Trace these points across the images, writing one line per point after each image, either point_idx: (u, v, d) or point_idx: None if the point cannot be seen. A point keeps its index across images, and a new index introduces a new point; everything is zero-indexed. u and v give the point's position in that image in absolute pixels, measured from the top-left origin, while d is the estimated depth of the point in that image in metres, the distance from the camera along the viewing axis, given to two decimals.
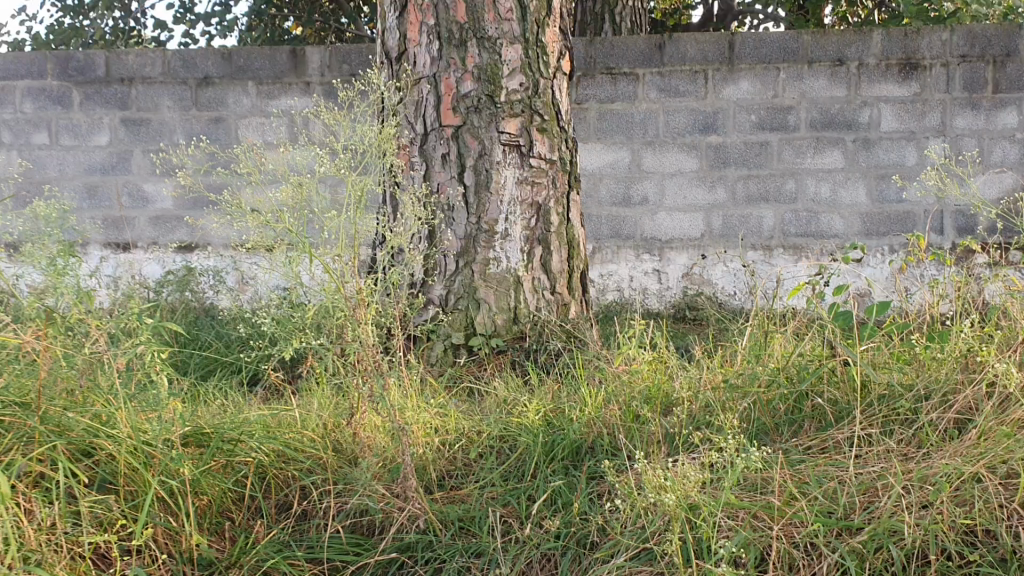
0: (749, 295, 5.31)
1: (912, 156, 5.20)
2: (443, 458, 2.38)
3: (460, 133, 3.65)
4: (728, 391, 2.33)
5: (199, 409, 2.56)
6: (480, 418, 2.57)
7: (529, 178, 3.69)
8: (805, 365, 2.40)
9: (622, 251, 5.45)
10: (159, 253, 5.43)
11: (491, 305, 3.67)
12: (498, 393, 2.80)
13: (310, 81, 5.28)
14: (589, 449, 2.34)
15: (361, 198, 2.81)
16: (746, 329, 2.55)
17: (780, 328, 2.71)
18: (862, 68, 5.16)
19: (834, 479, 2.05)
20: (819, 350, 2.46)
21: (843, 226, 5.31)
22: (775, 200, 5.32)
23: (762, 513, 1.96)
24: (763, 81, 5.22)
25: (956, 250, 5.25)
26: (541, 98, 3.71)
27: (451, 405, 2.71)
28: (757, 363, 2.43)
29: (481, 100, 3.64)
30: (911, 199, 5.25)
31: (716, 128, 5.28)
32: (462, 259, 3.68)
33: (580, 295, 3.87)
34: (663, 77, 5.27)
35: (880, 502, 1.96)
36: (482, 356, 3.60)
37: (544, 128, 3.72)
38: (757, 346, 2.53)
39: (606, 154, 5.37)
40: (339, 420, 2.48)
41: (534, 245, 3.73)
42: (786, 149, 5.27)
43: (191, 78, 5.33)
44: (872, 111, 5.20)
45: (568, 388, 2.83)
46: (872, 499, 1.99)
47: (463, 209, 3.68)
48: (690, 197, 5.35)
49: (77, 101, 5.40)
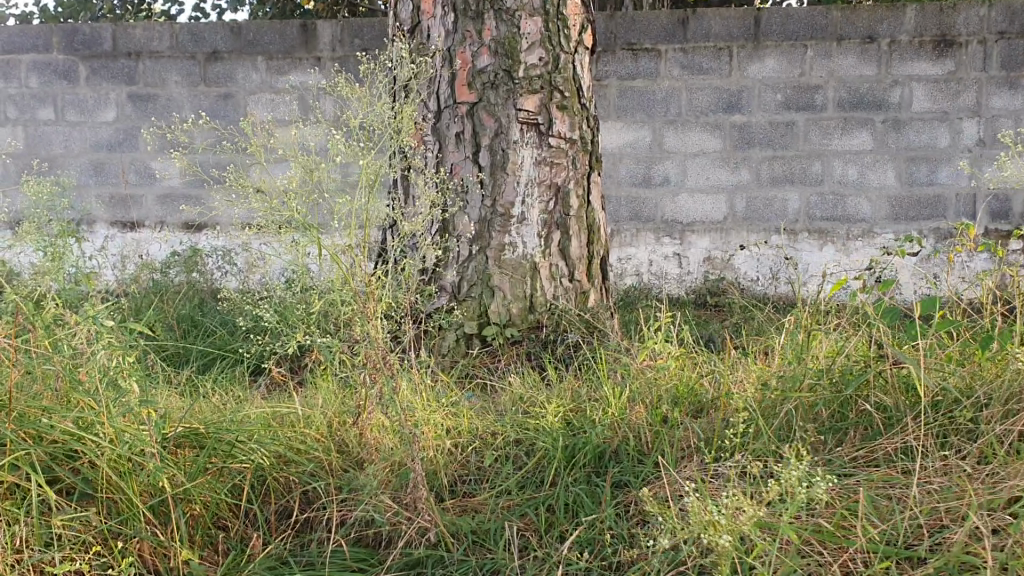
0: (773, 280, 5.11)
1: (945, 137, 4.98)
2: (454, 461, 2.21)
3: (476, 110, 3.46)
4: (767, 394, 2.15)
5: (198, 405, 2.40)
6: (495, 418, 2.39)
7: (548, 159, 3.50)
8: (850, 367, 2.21)
9: (642, 233, 5.24)
10: (166, 233, 5.26)
11: (506, 293, 3.49)
12: (514, 389, 2.62)
13: (321, 56, 5.09)
14: (613, 456, 2.16)
15: (372, 179, 2.62)
16: (787, 325, 2.36)
17: (820, 324, 2.51)
18: (894, 45, 4.93)
19: (889, 499, 1.87)
20: (865, 350, 2.27)
21: (870, 211, 5.09)
22: (801, 182, 5.11)
23: (812, 536, 1.77)
24: (790, 59, 5.00)
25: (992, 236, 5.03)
26: (562, 74, 3.51)
27: (464, 402, 2.53)
28: (796, 363, 2.25)
29: (498, 75, 3.44)
30: (942, 182, 5.02)
31: (740, 107, 5.06)
32: (477, 244, 3.50)
33: (598, 283, 3.67)
34: (686, 54, 5.05)
35: (950, 528, 1.77)
36: (497, 347, 3.43)
37: (564, 106, 3.52)
38: (798, 344, 2.35)
39: (626, 133, 5.17)
40: (345, 418, 2.31)
41: (553, 230, 3.54)
42: (813, 130, 5.05)
43: (199, 52, 5.14)
44: (903, 90, 4.96)
45: (589, 384, 2.66)
46: (939, 523, 1.80)
47: (478, 191, 3.48)
48: (713, 178, 5.14)
49: (83, 75, 5.22)
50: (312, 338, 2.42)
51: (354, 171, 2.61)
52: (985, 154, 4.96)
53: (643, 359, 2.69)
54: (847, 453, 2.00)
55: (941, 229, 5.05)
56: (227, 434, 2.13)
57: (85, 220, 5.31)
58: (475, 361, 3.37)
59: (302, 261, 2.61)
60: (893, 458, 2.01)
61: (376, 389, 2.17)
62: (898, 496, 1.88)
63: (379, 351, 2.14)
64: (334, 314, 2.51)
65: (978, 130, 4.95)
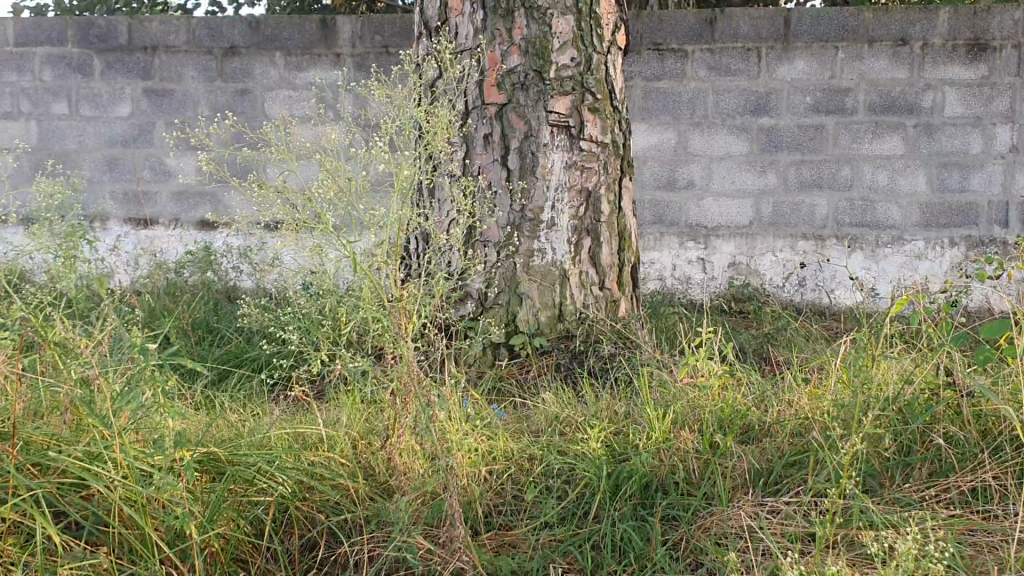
0: (798, 287, 4.98)
1: (978, 143, 4.83)
2: (488, 488, 2.09)
3: (504, 111, 3.32)
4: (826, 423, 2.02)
5: (213, 424, 2.28)
6: (531, 440, 2.27)
7: (578, 163, 3.36)
8: (914, 395, 2.07)
9: (665, 238, 5.09)
10: (181, 231, 5.16)
11: (535, 301, 3.36)
12: (549, 407, 2.49)
13: (341, 53, 4.96)
14: (660, 487, 2.03)
15: (401, 185, 2.50)
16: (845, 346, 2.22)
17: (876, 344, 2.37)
18: (927, 48, 4.78)
19: (975, 547, 1.73)
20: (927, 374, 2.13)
21: (900, 217, 4.92)
22: (829, 187, 4.95)
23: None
24: (820, 61, 4.85)
25: None
26: (594, 74, 3.37)
27: (496, 422, 2.40)
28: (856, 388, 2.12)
29: (528, 76, 3.31)
30: (974, 189, 4.88)
31: (768, 110, 4.92)
32: (504, 249, 3.36)
33: (629, 291, 3.54)
34: (714, 54, 4.90)
35: None
36: (526, 357, 3.28)
37: (596, 108, 3.38)
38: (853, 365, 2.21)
39: (651, 136, 5.02)
40: (371, 439, 2.19)
41: (583, 237, 3.40)
42: (843, 134, 4.90)
43: (216, 48, 5.03)
44: (936, 95, 4.81)
45: (627, 402, 2.52)
46: None
47: (506, 195, 3.35)
48: (739, 182, 5.00)
49: (98, 70, 5.11)
50: (333, 352, 2.29)
51: (381, 174, 2.49)
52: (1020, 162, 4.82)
53: (683, 376, 2.56)
54: (917, 491, 1.86)
55: (972, 238, 4.90)
56: (247, 460, 2.00)
57: (98, 217, 5.19)
58: (502, 371, 3.23)
59: (324, 272, 2.49)
60: (967, 498, 1.87)
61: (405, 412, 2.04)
62: (988, 546, 1.74)
63: (412, 374, 2.01)
64: (358, 326, 2.38)
65: (1012, 136, 4.81)
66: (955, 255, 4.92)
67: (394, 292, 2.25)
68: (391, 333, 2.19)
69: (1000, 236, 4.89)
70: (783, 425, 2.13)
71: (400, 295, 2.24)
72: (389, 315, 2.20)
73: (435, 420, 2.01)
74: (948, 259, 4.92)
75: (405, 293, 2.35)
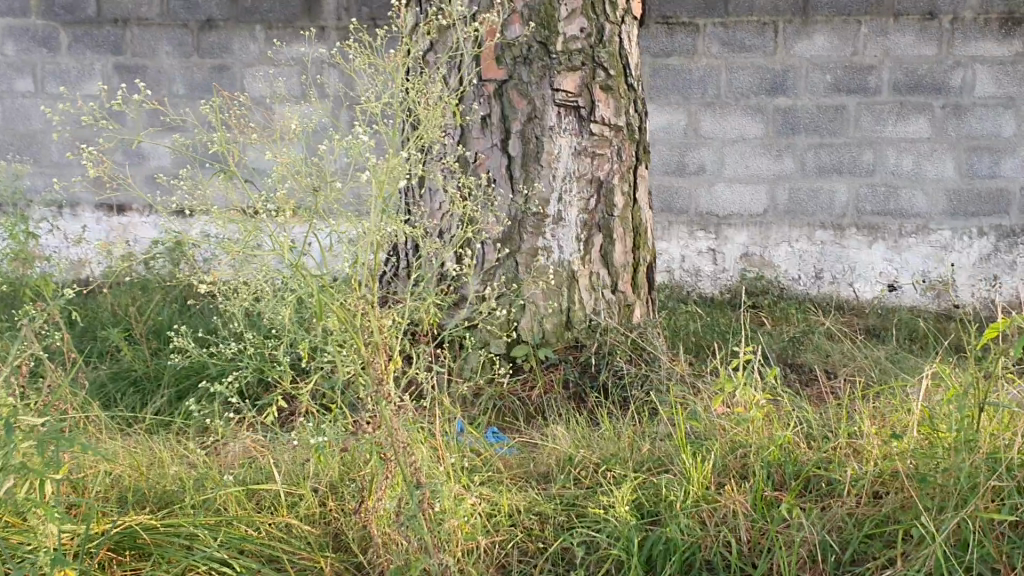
0: (816, 280, 4.56)
1: (1011, 125, 4.40)
2: (490, 561, 1.74)
3: (505, 90, 2.88)
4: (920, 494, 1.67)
5: (161, 486, 1.95)
6: (536, 491, 1.91)
7: (589, 149, 2.94)
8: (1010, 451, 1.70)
9: (674, 227, 4.66)
10: (157, 217, 4.71)
11: (539, 307, 2.93)
12: (559, 446, 2.10)
13: (325, 26, 4.50)
14: (703, 564, 1.69)
15: (377, 185, 2.08)
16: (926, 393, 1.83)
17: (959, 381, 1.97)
18: (958, 23, 4.35)
19: None
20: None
21: (926, 205, 4.49)
22: (850, 173, 4.52)
23: None
24: (842, 36, 4.40)
25: None
26: (606, 48, 2.93)
27: (496, 473, 2.01)
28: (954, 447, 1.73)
29: (531, 49, 2.87)
30: (1006, 175, 4.44)
31: (785, 89, 4.48)
32: (504, 248, 2.94)
33: (645, 294, 3.12)
34: (727, 29, 4.47)
35: None
36: (529, 371, 2.87)
37: (609, 86, 2.94)
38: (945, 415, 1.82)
39: (659, 116, 4.59)
40: (348, 501, 1.83)
41: (594, 233, 2.98)
42: (865, 115, 4.46)
43: (192, 21, 4.58)
44: (966, 73, 4.38)
45: (653, 440, 2.12)
46: None
47: (507, 184, 2.92)
48: (753, 167, 4.57)
49: (65, 44, 4.65)
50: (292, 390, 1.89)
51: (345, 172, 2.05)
52: None
53: (719, 408, 2.15)
54: None
55: (1002, 227, 4.47)
56: (186, 539, 1.71)
57: (69, 203, 4.75)
58: (502, 391, 2.81)
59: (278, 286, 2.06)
60: None
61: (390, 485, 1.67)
62: None
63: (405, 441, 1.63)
64: (322, 356, 1.96)
65: None
66: (984, 246, 4.48)
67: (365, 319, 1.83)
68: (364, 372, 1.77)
69: None
70: (857, 485, 1.77)
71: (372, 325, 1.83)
72: (368, 355, 1.80)
73: (425, 505, 1.63)
74: (976, 250, 4.49)
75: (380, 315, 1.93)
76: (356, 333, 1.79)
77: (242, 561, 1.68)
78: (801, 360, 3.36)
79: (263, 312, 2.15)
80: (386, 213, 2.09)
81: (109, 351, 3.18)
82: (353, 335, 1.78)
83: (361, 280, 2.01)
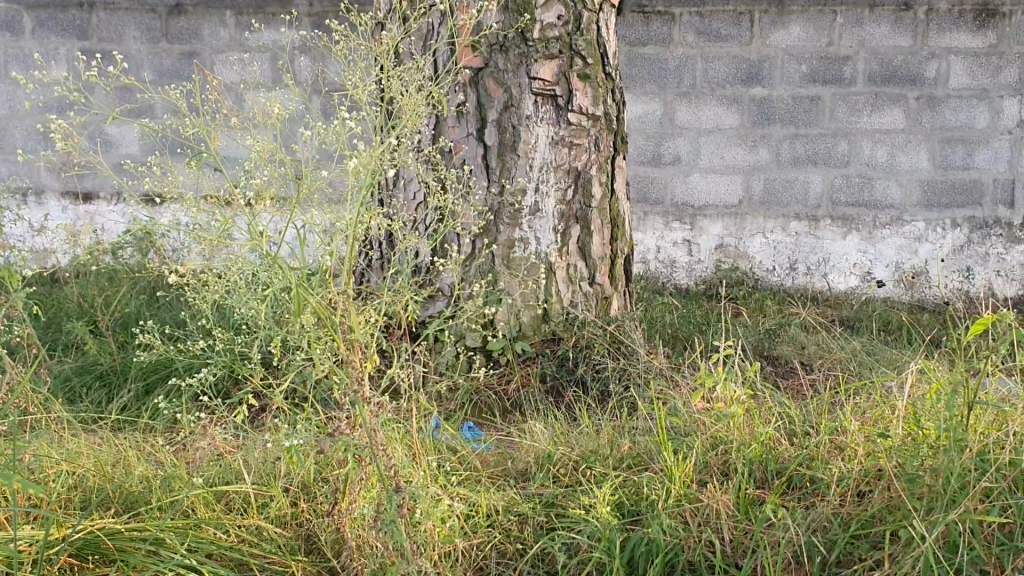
0: (791, 271, 4.54)
1: (984, 117, 4.39)
2: (467, 564, 1.70)
3: (481, 78, 2.83)
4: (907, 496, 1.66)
5: (127, 489, 1.89)
6: (514, 491, 1.87)
7: (566, 139, 2.89)
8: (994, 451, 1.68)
9: (649, 218, 4.62)
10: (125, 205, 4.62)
11: (515, 300, 2.88)
12: (537, 444, 2.06)
13: (296, 12, 4.41)
14: (686, 566, 1.65)
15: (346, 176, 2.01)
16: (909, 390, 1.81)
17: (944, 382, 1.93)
18: (932, 14, 4.33)
19: None
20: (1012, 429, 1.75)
21: (900, 196, 4.48)
22: (825, 164, 4.49)
23: None
24: (818, 26, 4.38)
25: None
26: (584, 36, 2.87)
27: (473, 473, 1.97)
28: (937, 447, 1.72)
29: (507, 36, 2.81)
30: (980, 166, 4.43)
31: (761, 79, 4.45)
32: (481, 240, 2.89)
33: (622, 287, 3.08)
34: (702, 18, 4.44)
35: None
36: (505, 365, 2.83)
37: (586, 75, 2.88)
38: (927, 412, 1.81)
39: (636, 106, 4.55)
40: (322, 502, 1.78)
41: (571, 224, 2.94)
42: (840, 106, 4.44)
43: (160, 5, 4.48)
44: (941, 64, 4.37)
45: (633, 436, 2.08)
46: None
47: (483, 174, 2.87)
48: (728, 158, 4.53)
49: (29, 28, 4.54)
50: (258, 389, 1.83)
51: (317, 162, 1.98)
52: None
53: (699, 405, 2.11)
54: None
55: (976, 219, 4.45)
56: (153, 544, 1.65)
57: (34, 191, 4.64)
58: (478, 385, 2.76)
59: (243, 278, 1.99)
60: None
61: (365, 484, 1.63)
62: None
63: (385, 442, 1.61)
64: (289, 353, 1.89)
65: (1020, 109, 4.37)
66: (957, 237, 4.46)
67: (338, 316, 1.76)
68: (333, 370, 1.70)
69: (1007, 218, 4.44)
70: (842, 485, 1.76)
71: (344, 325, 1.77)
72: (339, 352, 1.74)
73: (402, 511, 1.59)
74: (949, 242, 4.47)
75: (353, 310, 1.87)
76: (325, 330, 1.74)
77: (210, 566, 1.62)
78: (777, 352, 3.33)
79: (226, 305, 2.07)
80: (358, 206, 2.03)
81: (75, 344, 3.10)
82: (325, 332, 1.71)
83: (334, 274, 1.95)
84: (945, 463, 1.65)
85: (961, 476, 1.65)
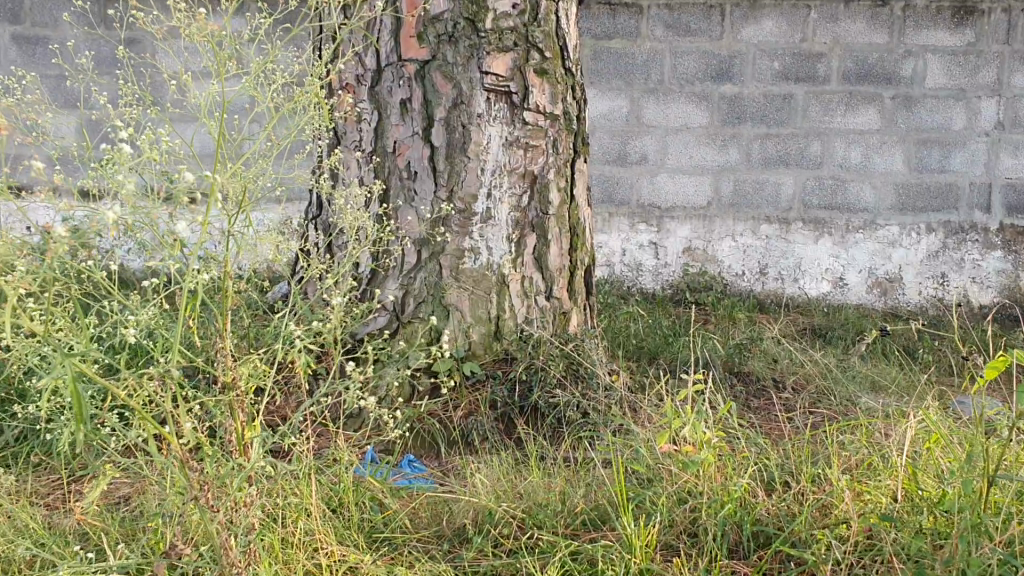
0: (760, 275, 4.30)
1: (961, 118, 4.16)
2: None
3: (427, 72, 2.51)
4: None
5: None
6: (446, 564, 1.62)
7: (522, 140, 2.57)
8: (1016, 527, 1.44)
9: (615, 218, 4.35)
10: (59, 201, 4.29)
11: (464, 316, 2.57)
12: (475, 498, 1.79)
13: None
14: None
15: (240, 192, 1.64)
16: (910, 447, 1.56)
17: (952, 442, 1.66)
18: (909, 10, 4.09)
19: None
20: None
21: (874, 199, 4.23)
22: (797, 165, 4.24)
23: None
24: (791, 21, 4.14)
25: (1011, 233, 4.21)
26: (542, 27, 2.56)
27: (401, 538, 1.71)
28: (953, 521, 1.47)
29: (457, 26, 2.49)
30: (955, 169, 4.20)
31: (731, 76, 4.19)
32: (427, 250, 2.58)
33: (582, 300, 2.79)
34: (671, 11, 4.18)
35: None
36: (452, 391, 2.51)
37: (544, 71, 2.57)
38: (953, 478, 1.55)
39: (601, 102, 4.28)
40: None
41: (527, 233, 2.63)
42: (813, 105, 4.19)
43: None
44: (917, 62, 4.13)
45: (590, 490, 1.82)
46: None
47: (430, 177, 2.56)
48: (696, 158, 4.27)
49: None
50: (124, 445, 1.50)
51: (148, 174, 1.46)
52: (1007, 139, 4.16)
53: (665, 448, 1.84)
54: None
55: (951, 224, 4.22)
56: None
57: None
58: (420, 413, 2.45)
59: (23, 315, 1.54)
60: None
61: (253, 570, 1.50)
62: None
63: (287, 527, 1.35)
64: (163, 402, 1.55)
65: (997, 111, 4.14)
66: (931, 243, 4.23)
67: (168, 393, 1.42)
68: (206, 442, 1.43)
69: (983, 223, 4.22)
70: (830, 564, 1.52)
71: (228, 381, 1.49)
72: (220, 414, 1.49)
73: None
74: (923, 247, 4.23)
75: (241, 363, 1.57)
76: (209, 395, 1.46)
77: None
78: (747, 368, 3.07)
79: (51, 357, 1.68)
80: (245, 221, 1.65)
81: None
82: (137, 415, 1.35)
83: (190, 321, 1.56)
84: (959, 551, 1.41)
85: (976, 567, 1.39)
